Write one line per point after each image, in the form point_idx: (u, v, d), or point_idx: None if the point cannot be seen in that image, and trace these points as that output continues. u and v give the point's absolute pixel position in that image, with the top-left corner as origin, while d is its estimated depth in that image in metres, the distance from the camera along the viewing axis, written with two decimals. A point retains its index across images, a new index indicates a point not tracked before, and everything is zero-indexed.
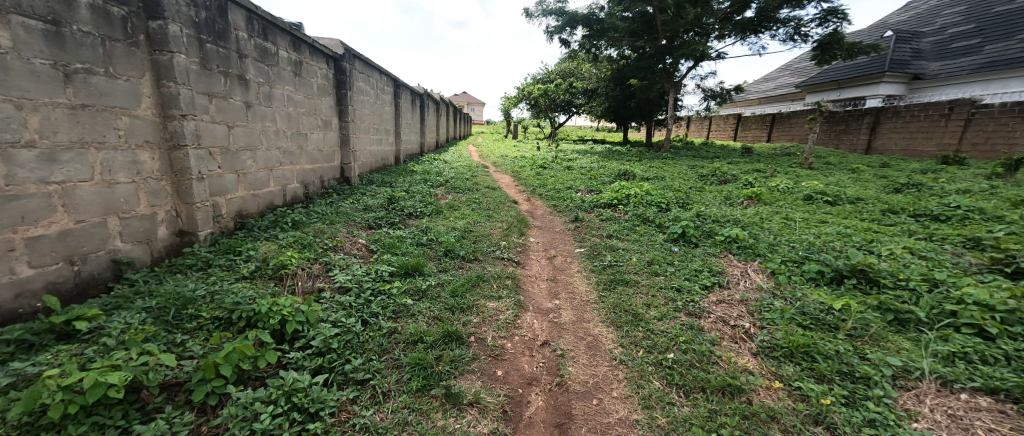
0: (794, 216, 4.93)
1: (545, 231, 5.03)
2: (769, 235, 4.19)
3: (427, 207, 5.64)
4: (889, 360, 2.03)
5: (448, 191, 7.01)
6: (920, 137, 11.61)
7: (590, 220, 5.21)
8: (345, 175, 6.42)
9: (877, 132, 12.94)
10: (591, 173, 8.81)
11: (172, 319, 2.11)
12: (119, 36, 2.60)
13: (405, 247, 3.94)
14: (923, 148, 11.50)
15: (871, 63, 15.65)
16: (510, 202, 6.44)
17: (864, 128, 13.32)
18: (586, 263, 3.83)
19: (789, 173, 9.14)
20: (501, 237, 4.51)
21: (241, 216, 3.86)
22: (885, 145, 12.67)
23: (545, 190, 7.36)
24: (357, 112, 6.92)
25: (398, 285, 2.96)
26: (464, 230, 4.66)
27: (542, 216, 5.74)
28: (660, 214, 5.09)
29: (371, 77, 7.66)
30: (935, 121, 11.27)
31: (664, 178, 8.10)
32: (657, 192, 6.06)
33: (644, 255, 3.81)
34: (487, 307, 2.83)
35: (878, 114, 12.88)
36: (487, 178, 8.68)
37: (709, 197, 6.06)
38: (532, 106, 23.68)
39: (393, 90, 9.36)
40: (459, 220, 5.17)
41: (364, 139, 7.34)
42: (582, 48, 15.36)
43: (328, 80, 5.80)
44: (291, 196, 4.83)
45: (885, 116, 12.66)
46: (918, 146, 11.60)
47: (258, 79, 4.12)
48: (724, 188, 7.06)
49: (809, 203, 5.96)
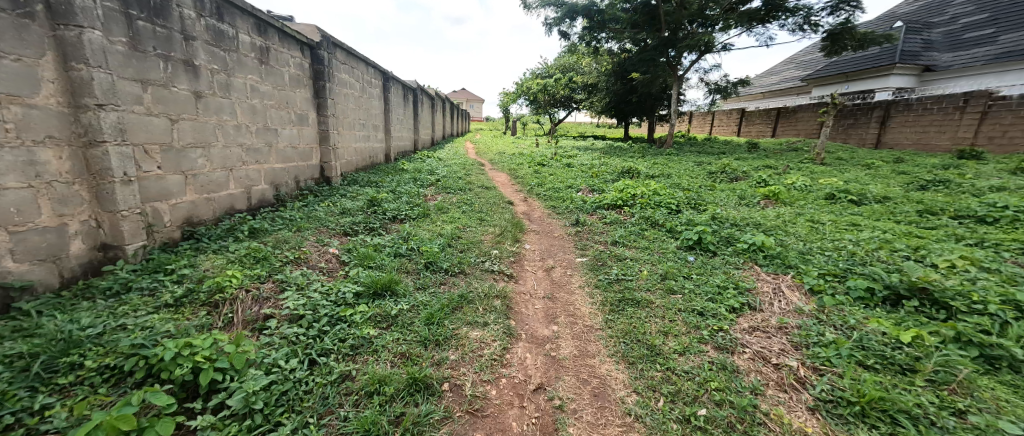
0: (820, 219, 4.42)
1: (542, 236, 4.51)
2: (797, 242, 3.67)
3: (413, 210, 5.12)
4: (1000, 425, 1.50)
5: (439, 192, 6.49)
6: (933, 131, 11.11)
7: (594, 223, 4.69)
8: (325, 175, 5.89)
9: (887, 125, 12.39)
10: (593, 170, 8.26)
11: (46, 371, 1.60)
12: (4, 4, 2.08)
13: (383, 258, 3.44)
14: (936, 142, 10.99)
15: (881, 54, 15.09)
16: (504, 203, 5.91)
17: (873, 123, 12.79)
18: (589, 276, 3.31)
19: (803, 170, 8.59)
20: (493, 245, 4.00)
21: (189, 225, 3.35)
22: (896, 139, 12.13)
23: (543, 189, 6.83)
24: (339, 107, 6.39)
25: (363, 310, 2.44)
26: (451, 237, 4.14)
27: (540, 218, 5.24)
28: (670, 217, 4.57)
29: (355, 69, 7.12)
30: (949, 114, 10.74)
31: (671, 175, 7.57)
32: (665, 192, 5.53)
33: (656, 267, 3.30)
34: (470, 337, 2.32)
35: (889, 107, 12.35)
36: (482, 177, 8.15)
37: (722, 197, 5.54)
38: (531, 102, 23.07)
39: (381, 82, 8.83)
40: (447, 224, 4.66)
41: (348, 135, 6.81)
42: (582, 41, 14.74)
43: (303, 70, 5.25)
44: (258, 199, 4.31)
45: (896, 109, 12.12)
46: (930, 140, 11.10)
47: (211, 65, 3.59)
48: (736, 186, 6.54)
49: (831, 202, 5.44)
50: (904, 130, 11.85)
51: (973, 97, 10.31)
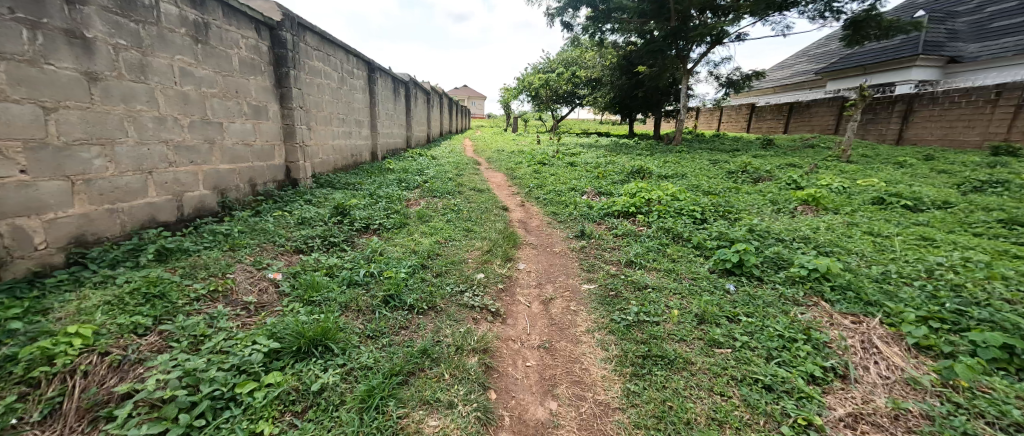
0: (880, 231, 3.61)
1: (539, 252, 3.71)
2: (865, 265, 2.86)
3: (388, 220, 4.33)
4: None
5: (424, 195, 5.71)
6: (961, 126, 10.20)
7: (603, 236, 3.88)
8: (291, 177, 5.11)
9: (908, 121, 11.43)
10: (598, 170, 7.46)
11: None
12: None
13: (332, 288, 2.66)
14: (965, 137, 10.08)
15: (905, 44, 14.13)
16: (498, 209, 5.12)
17: (895, 117, 11.84)
18: (599, 314, 2.51)
19: (832, 170, 7.73)
20: (477, 267, 3.20)
21: (81, 246, 2.59)
22: (919, 135, 11.17)
23: (542, 192, 6.04)
24: (309, 99, 5.61)
25: (271, 384, 1.67)
26: (428, 256, 3.35)
27: (538, 228, 4.44)
28: (695, 229, 3.76)
29: (331, 57, 6.35)
30: (981, 108, 9.85)
31: (688, 176, 6.74)
32: (685, 196, 4.71)
33: (687, 302, 2.50)
34: (421, 434, 1.55)
35: (912, 100, 11.36)
36: (475, 177, 7.35)
37: (753, 202, 4.73)
38: (533, 97, 22.29)
39: (367, 74, 8.06)
40: (426, 237, 3.87)
41: (322, 131, 6.03)
42: (586, 33, 13.90)
43: (258, 54, 4.45)
44: (194, 208, 3.54)
45: (918, 102, 11.17)
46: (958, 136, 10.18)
47: (116, 38, 2.81)
48: (764, 188, 5.71)
49: (882, 208, 4.61)
50: (928, 125, 10.91)
51: (1006, 90, 9.37)
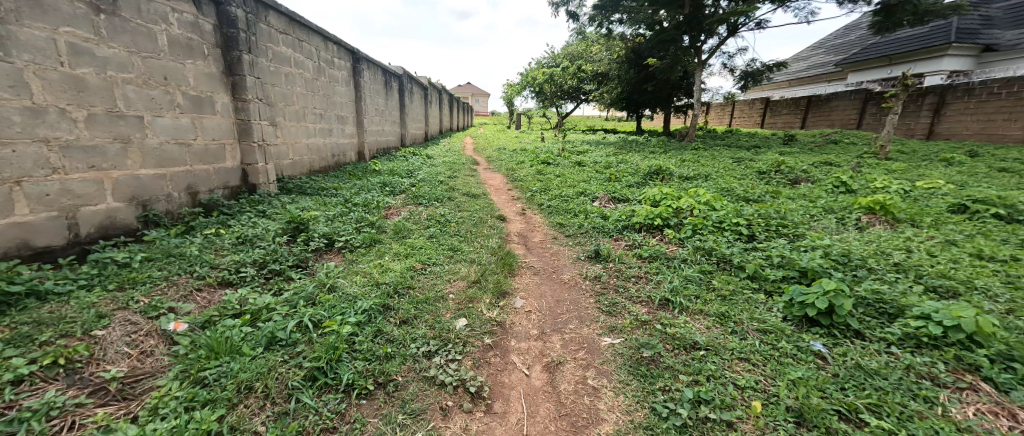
0: (995, 254, 2.71)
1: (541, 283, 2.86)
2: (1010, 315, 1.99)
3: (357, 237, 3.52)
4: None
5: (408, 202, 4.89)
6: (1002, 118, 9.09)
7: (625, 260, 3.03)
8: (249, 182, 4.30)
9: (940, 114, 10.30)
10: (610, 170, 6.60)
11: None
12: None
13: (241, 350, 1.84)
14: (1008, 131, 8.96)
15: (932, 33, 13.08)
16: (494, 219, 4.30)
17: (924, 110, 10.69)
18: (633, 399, 1.66)
19: (877, 169, 6.79)
20: (457, 311, 2.37)
21: None
22: (953, 129, 10.02)
23: (547, 197, 5.21)
24: (273, 90, 4.78)
25: None
26: (395, 290, 2.53)
27: (541, 246, 3.59)
28: (745, 251, 2.90)
29: (304, 43, 5.52)
30: None
31: (713, 177, 5.88)
32: (720, 204, 3.85)
33: (764, 381, 1.66)
34: None
35: (944, 93, 10.19)
36: (469, 179, 6.53)
37: (804, 211, 3.86)
38: (538, 93, 21.40)
39: (350, 64, 7.22)
40: (398, 260, 3.05)
41: (292, 127, 5.23)
42: (592, 24, 12.99)
43: (198, 33, 3.63)
44: (96, 226, 2.76)
45: (951, 94, 9.98)
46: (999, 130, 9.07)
47: None
48: (810, 192, 4.83)
49: (970, 219, 3.70)
50: (962, 119, 9.77)
51: None
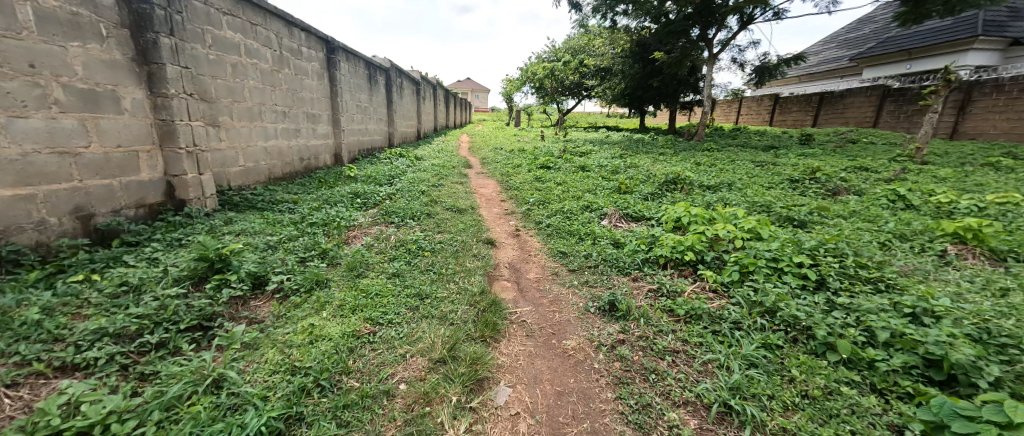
0: None
1: (538, 358, 2.00)
2: None
3: (296, 275, 2.69)
4: None
5: (378, 220, 4.04)
6: None
7: (654, 320, 2.18)
8: (177, 199, 3.46)
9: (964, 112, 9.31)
10: (619, 177, 5.77)
11: None
12: None
13: None
14: None
15: (956, 26, 12.16)
16: (479, 244, 3.46)
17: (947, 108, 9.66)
18: None
19: (922, 176, 5.95)
20: (400, 426, 1.54)
21: None
22: (979, 128, 9.05)
23: (546, 211, 4.38)
24: (211, 83, 3.92)
25: None
26: (318, 382, 1.70)
27: (537, 289, 2.74)
28: (825, 311, 2.06)
29: (259, 28, 4.65)
30: None
31: (739, 188, 5.05)
32: (766, 230, 3.00)
33: None
34: None
35: (970, 88, 9.18)
36: (456, 188, 5.66)
37: (871, 241, 3.03)
38: (538, 89, 20.48)
39: (324, 55, 6.35)
40: (339, 319, 2.20)
41: (242, 128, 4.38)
42: (595, 16, 12.06)
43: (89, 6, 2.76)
44: None
45: (977, 91, 9.01)
46: None
47: None
48: (863, 209, 3.99)
49: None
50: (988, 117, 8.79)
51: None
